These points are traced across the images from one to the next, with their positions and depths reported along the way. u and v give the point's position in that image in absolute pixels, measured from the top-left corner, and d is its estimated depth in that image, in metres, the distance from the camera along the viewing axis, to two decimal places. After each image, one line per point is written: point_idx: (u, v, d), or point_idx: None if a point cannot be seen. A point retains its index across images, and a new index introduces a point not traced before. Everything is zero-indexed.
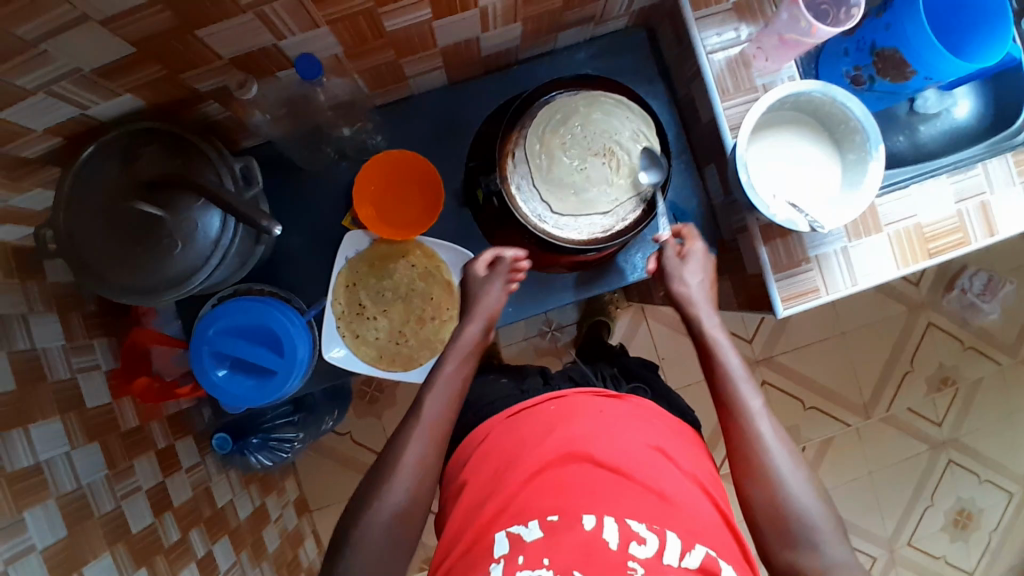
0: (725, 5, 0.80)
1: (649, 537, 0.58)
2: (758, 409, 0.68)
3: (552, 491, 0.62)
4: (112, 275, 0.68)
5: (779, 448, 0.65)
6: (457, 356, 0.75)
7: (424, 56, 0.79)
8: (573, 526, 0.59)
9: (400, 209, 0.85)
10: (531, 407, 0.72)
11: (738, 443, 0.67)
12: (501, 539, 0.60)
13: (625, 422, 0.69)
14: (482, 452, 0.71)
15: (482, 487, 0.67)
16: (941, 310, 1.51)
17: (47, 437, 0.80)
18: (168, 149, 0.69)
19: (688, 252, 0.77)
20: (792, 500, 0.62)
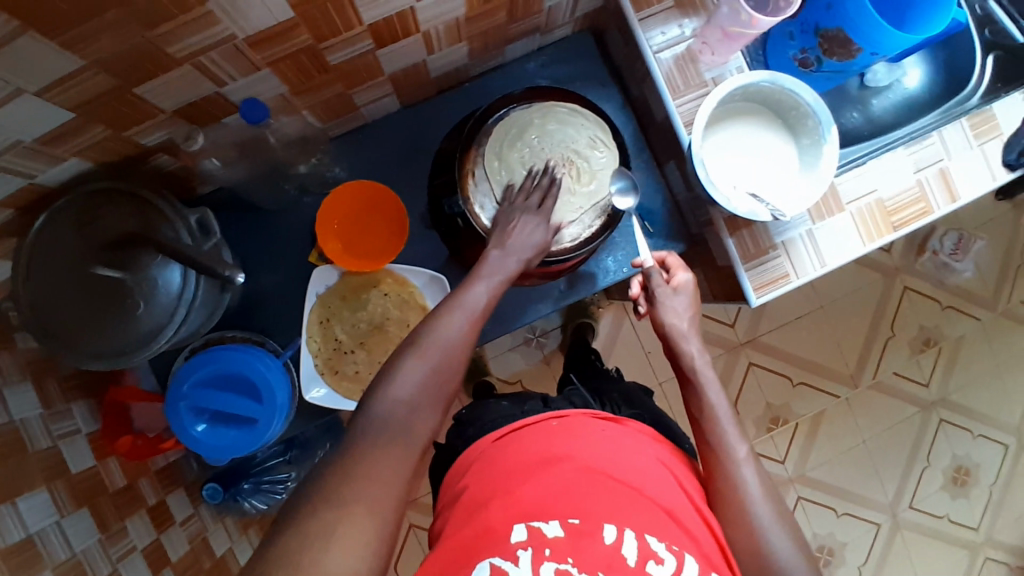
0: (666, 3, 0.80)
1: (668, 558, 0.57)
2: (743, 457, 0.67)
3: (572, 498, 0.60)
4: (78, 342, 0.67)
5: (758, 491, 0.65)
6: (469, 314, 0.62)
7: (373, 84, 0.79)
8: (596, 533, 0.57)
9: (367, 240, 0.85)
10: (533, 424, 0.72)
11: (717, 482, 0.66)
12: (519, 529, 0.58)
13: (631, 446, 0.69)
14: (484, 465, 0.69)
15: (484, 492, 0.65)
16: (917, 273, 1.53)
17: (35, 508, 0.78)
18: (124, 208, 0.68)
19: (677, 284, 0.76)
20: (773, 546, 0.62)
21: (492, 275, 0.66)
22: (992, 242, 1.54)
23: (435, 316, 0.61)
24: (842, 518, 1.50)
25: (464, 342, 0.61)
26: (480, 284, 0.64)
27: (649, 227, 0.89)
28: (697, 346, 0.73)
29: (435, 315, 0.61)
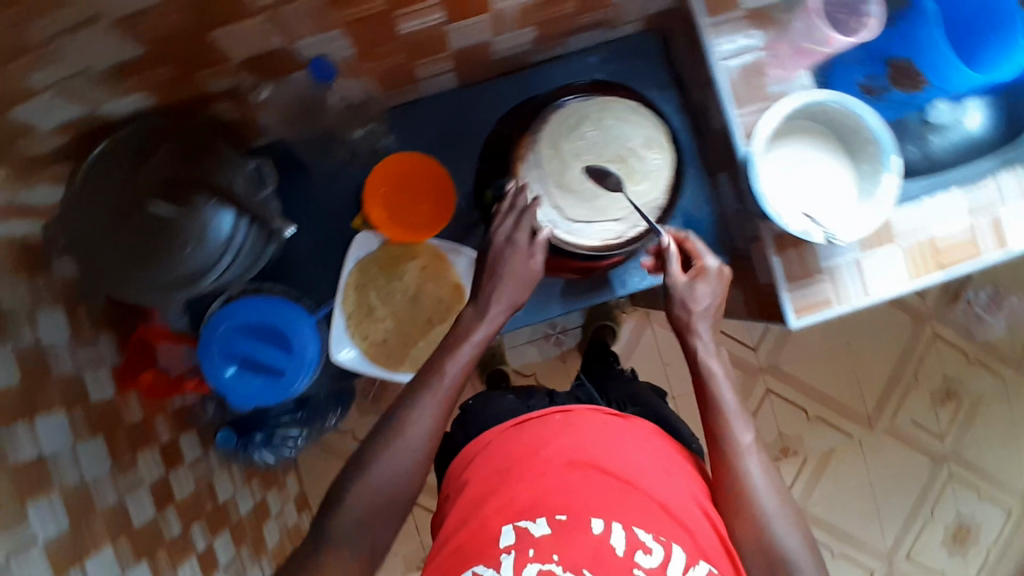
0: (738, 12, 0.80)
1: (655, 547, 0.58)
2: (747, 445, 0.67)
3: (560, 495, 0.61)
4: (122, 276, 0.66)
5: (767, 488, 0.65)
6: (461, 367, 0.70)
7: (438, 57, 0.77)
8: (583, 528, 0.59)
9: (412, 211, 0.85)
10: (538, 418, 0.71)
11: (723, 481, 0.66)
12: (507, 530, 0.59)
13: (630, 438, 0.69)
14: (479, 458, 0.70)
15: (481, 486, 0.66)
16: (948, 323, 1.51)
17: (52, 430, 0.80)
18: (181, 151, 0.69)
19: (700, 270, 0.72)
20: (780, 546, 0.62)
21: (490, 318, 0.72)
22: None
23: (429, 376, 0.69)
24: (835, 558, 1.49)
25: (454, 388, 0.70)
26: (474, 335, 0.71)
27: (694, 236, 0.88)
28: (706, 340, 0.72)
29: (423, 381, 0.69)
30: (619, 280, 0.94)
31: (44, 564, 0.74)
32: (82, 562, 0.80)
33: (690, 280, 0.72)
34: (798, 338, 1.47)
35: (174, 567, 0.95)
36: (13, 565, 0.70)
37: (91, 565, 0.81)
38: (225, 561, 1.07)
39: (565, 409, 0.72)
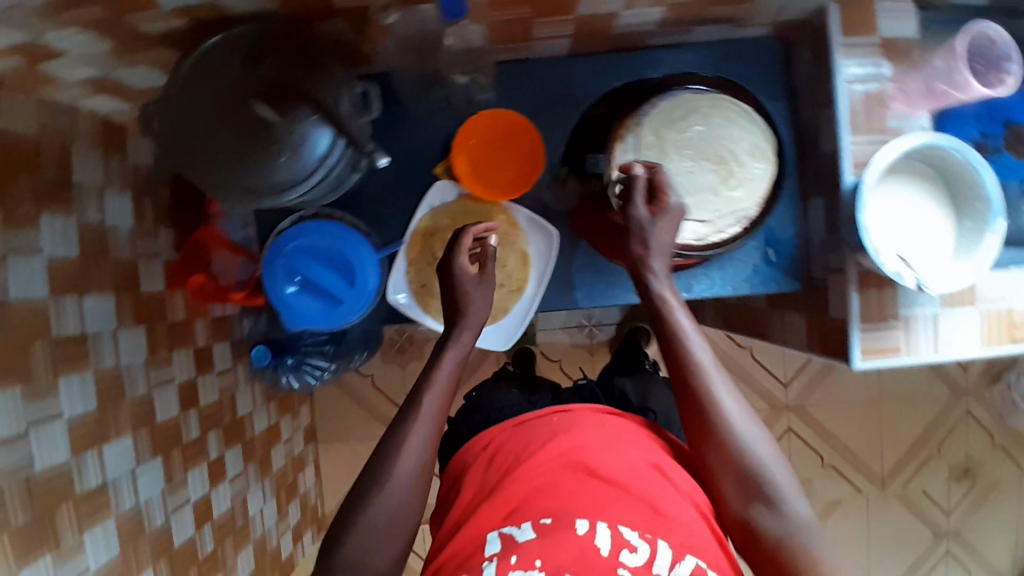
0: (873, 39, 0.77)
1: (640, 546, 0.62)
2: (713, 372, 0.68)
3: (548, 498, 0.67)
4: (212, 167, 0.67)
5: (738, 414, 0.66)
6: (437, 395, 0.69)
7: (557, 21, 0.73)
8: (568, 528, 0.63)
9: (496, 170, 0.83)
10: (538, 419, 0.80)
11: (691, 409, 0.67)
12: (494, 538, 0.65)
13: (622, 438, 0.75)
14: (487, 459, 0.79)
15: (482, 487, 0.75)
16: (983, 402, 1.47)
17: (98, 311, 0.84)
18: (293, 57, 0.67)
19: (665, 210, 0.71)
20: (753, 464, 0.64)
21: (457, 345, 0.72)
22: None
23: (409, 404, 0.69)
24: None
25: (442, 398, 0.69)
26: (442, 366, 0.71)
27: (773, 255, 0.87)
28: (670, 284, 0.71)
29: (402, 417, 0.68)
30: (683, 285, 0.87)
31: (63, 439, 0.76)
32: (101, 445, 0.82)
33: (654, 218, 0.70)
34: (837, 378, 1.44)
35: (184, 468, 0.97)
36: (32, 434, 0.71)
37: (109, 449, 0.83)
38: (232, 475, 1.09)
39: (564, 410, 0.81)
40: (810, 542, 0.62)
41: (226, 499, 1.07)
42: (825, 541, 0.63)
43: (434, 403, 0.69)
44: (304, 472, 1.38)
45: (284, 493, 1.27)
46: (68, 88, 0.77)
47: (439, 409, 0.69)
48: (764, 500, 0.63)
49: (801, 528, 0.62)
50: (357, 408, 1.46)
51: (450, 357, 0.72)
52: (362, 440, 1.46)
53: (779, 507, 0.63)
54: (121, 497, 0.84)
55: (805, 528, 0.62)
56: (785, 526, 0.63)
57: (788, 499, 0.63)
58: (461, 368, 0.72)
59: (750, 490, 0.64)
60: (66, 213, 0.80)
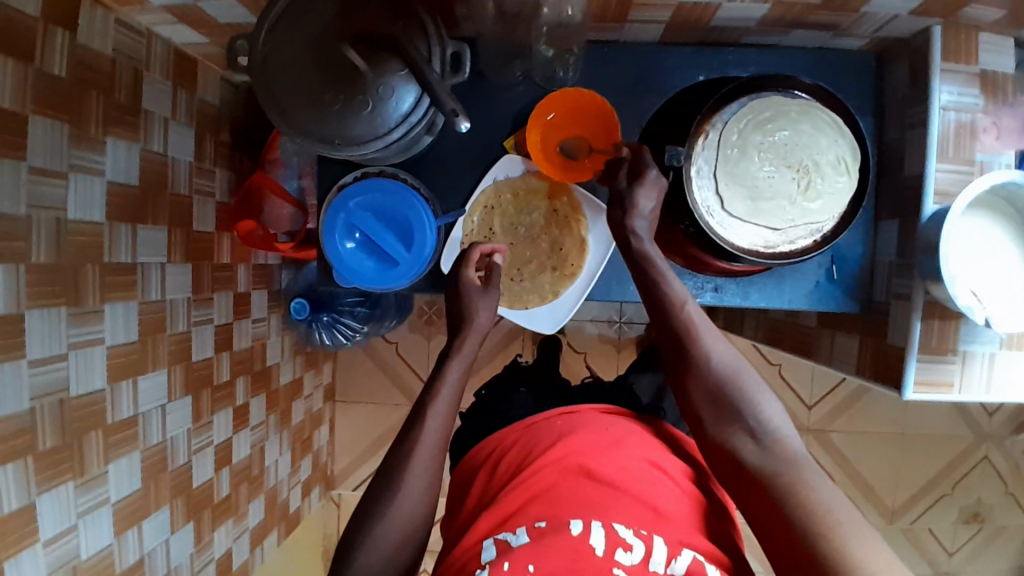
0: (972, 68, 0.75)
1: (636, 544, 0.61)
2: (699, 321, 0.70)
3: (544, 504, 0.66)
4: (294, 110, 0.66)
5: (723, 353, 0.68)
6: (445, 402, 0.70)
7: (660, 4, 0.72)
8: (561, 530, 0.62)
9: (569, 151, 0.82)
10: (542, 422, 0.80)
11: (675, 351, 0.70)
12: (489, 545, 0.64)
13: (623, 439, 0.74)
14: (493, 465, 0.78)
15: (487, 497, 0.74)
16: (1004, 449, 1.45)
17: (149, 242, 0.83)
18: (390, 10, 0.65)
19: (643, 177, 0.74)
20: (728, 388, 0.66)
21: (462, 355, 0.73)
22: None
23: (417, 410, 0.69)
24: None
25: (447, 406, 0.70)
26: (449, 376, 0.71)
27: (836, 272, 0.85)
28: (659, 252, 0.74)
29: (412, 418, 0.68)
30: (738, 292, 0.87)
31: (102, 366, 0.76)
32: (137, 377, 0.82)
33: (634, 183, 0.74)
34: (870, 400, 1.43)
35: (212, 410, 0.97)
36: (71, 356, 0.71)
37: (144, 381, 0.83)
38: (254, 423, 1.09)
39: (568, 415, 0.81)
40: (800, 470, 0.59)
41: (246, 446, 1.07)
42: (819, 473, 0.59)
43: (441, 410, 0.69)
44: (319, 429, 1.37)
45: (299, 447, 1.27)
46: (150, 12, 0.76)
47: (448, 415, 0.69)
48: (744, 428, 0.63)
49: (785, 458, 0.61)
50: (379, 373, 1.46)
51: (455, 367, 0.72)
52: (378, 406, 1.46)
53: (761, 436, 0.63)
54: (150, 430, 0.84)
55: (789, 458, 0.61)
56: (767, 457, 0.61)
57: (768, 424, 0.63)
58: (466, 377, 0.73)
59: (726, 412, 0.65)
60: (131, 139, 0.79)
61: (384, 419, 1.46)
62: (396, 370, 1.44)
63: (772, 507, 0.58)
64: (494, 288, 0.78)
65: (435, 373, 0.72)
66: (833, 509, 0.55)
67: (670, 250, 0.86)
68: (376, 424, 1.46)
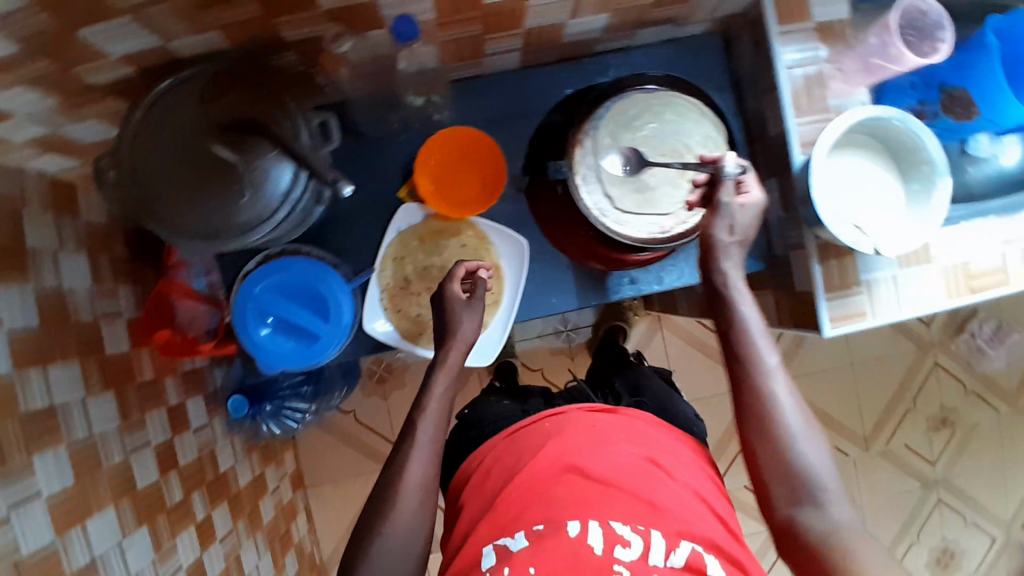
0: (808, 24, 0.79)
1: (634, 539, 0.65)
2: (772, 365, 0.70)
3: (540, 506, 0.68)
4: (175, 216, 0.66)
5: (787, 401, 0.69)
6: (433, 421, 0.73)
7: (508, 35, 0.76)
8: (558, 533, 0.65)
9: (460, 187, 0.83)
10: (529, 426, 0.80)
11: (747, 395, 0.70)
12: (490, 552, 0.67)
13: (614, 435, 0.76)
14: (484, 473, 0.78)
15: (482, 502, 0.75)
16: (950, 352, 1.52)
17: (64, 381, 0.80)
18: (249, 94, 0.66)
19: (744, 197, 0.71)
20: (800, 458, 0.67)
21: (445, 369, 0.75)
22: None
23: (406, 431, 0.72)
24: None
25: (438, 418, 0.73)
26: (434, 390, 0.74)
27: None
28: (735, 260, 0.72)
29: (402, 442, 0.72)
30: (653, 278, 0.90)
31: (46, 520, 0.72)
32: (85, 520, 0.78)
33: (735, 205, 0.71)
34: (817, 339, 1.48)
35: (172, 534, 0.93)
36: (13, 518, 0.68)
37: (93, 524, 0.79)
38: (222, 534, 1.04)
39: (556, 413, 0.81)
40: (849, 545, 0.63)
41: (219, 560, 1.02)
42: (868, 544, 0.63)
43: (429, 427, 0.72)
44: (297, 519, 1.33)
45: (279, 545, 1.22)
46: None
47: (436, 430, 0.73)
48: (810, 501, 0.66)
49: (838, 529, 0.65)
50: (343, 446, 1.43)
51: (439, 383, 0.75)
52: (353, 479, 1.43)
53: (824, 508, 0.66)
54: (111, 571, 0.80)
55: (846, 529, 0.65)
56: (823, 525, 0.65)
57: (824, 491, 0.66)
58: (454, 389, 0.76)
59: (799, 491, 0.67)
60: (23, 281, 0.77)
61: (363, 489, 1.42)
62: (361, 438, 1.42)
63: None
64: (479, 300, 0.78)
65: (422, 389, 0.75)
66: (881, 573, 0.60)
67: (584, 258, 0.87)
68: (356, 497, 1.43)
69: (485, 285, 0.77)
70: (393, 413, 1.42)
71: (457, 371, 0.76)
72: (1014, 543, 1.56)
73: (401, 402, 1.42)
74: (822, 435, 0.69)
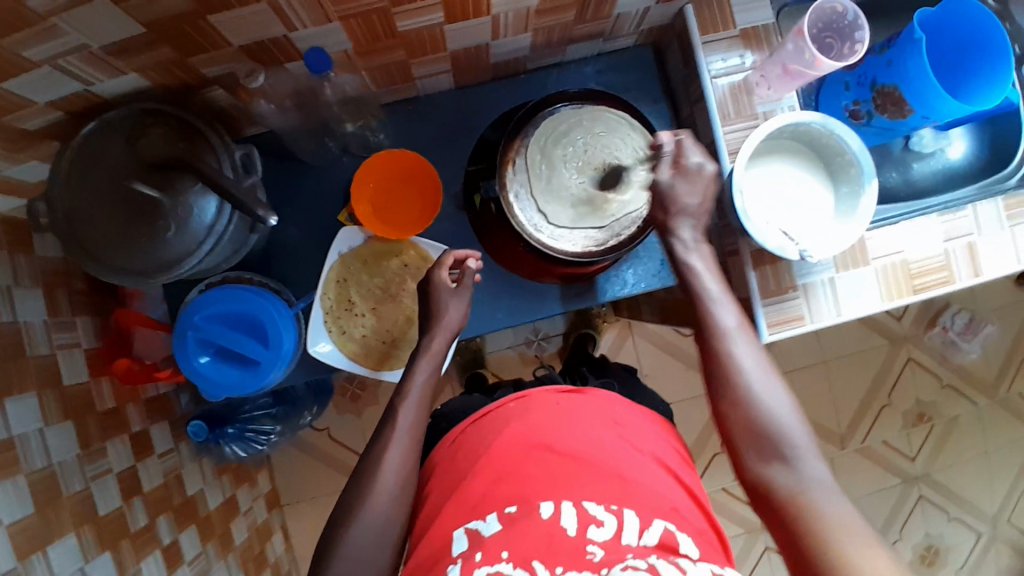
0: (732, 32, 0.82)
1: (607, 519, 0.64)
2: (733, 330, 0.70)
3: (511, 487, 0.67)
4: (106, 255, 0.68)
5: (749, 362, 0.69)
6: (412, 409, 0.74)
7: (435, 59, 0.78)
8: (531, 515, 0.64)
9: (398, 210, 0.84)
10: (496, 409, 0.76)
11: (712, 360, 0.70)
12: (459, 536, 0.65)
13: (584, 412, 0.75)
14: (452, 456, 0.75)
15: (448, 486, 0.72)
16: (923, 346, 1.52)
17: (21, 412, 0.80)
18: (173, 132, 0.69)
19: (685, 165, 0.72)
20: (768, 415, 0.66)
21: (429, 356, 0.78)
22: (1004, 329, 1.52)
23: (387, 418, 0.74)
24: None
25: (422, 402, 0.76)
26: (417, 375, 0.77)
27: None
28: (688, 238, 0.74)
29: (381, 429, 0.73)
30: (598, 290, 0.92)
31: (6, 549, 0.73)
32: (46, 546, 0.78)
33: (675, 173, 0.73)
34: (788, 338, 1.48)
35: (137, 559, 0.92)
36: None
37: (54, 550, 0.79)
38: (191, 558, 1.05)
39: (520, 394, 0.78)
40: (820, 499, 0.62)
41: None
42: (842, 504, 0.62)
43: (410, 414, 0.74)
44: (272, 539, 1.35)
45: (253, 565, 1.24)
46: None
47: (416, 418, 0.74)
48: (780, 457, 0.65)
49: (812, 484, 0.63)
50: (319, 465, 1.45)
51: (423, 369, 0.78)
52: (330, 496, 1.45)
53: (796, 465, 0.64)
54: None
55: (817, 486, 0.63)
56: (796, 481, 0.64)
57: (796, 447, 0.65)
58: (435, 377, 0.78)
59: (767, 448, 0.66)
60: None
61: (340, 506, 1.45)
62: (336, 456, 1.45)
63: (793, 536, 0.61)
64: (465, 288, 0.80)
65: (403, 381, 0.77)
66: (850, 530, 0.59)
67: (537, 274, 0.88)
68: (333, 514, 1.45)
69: (472, 275, 0.79)
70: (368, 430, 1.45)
71: (442, 358, 0.79)
72: (1001, 537, 1.55)
73: (375, 417, 1.46)
74: (791, 392, 0.68)
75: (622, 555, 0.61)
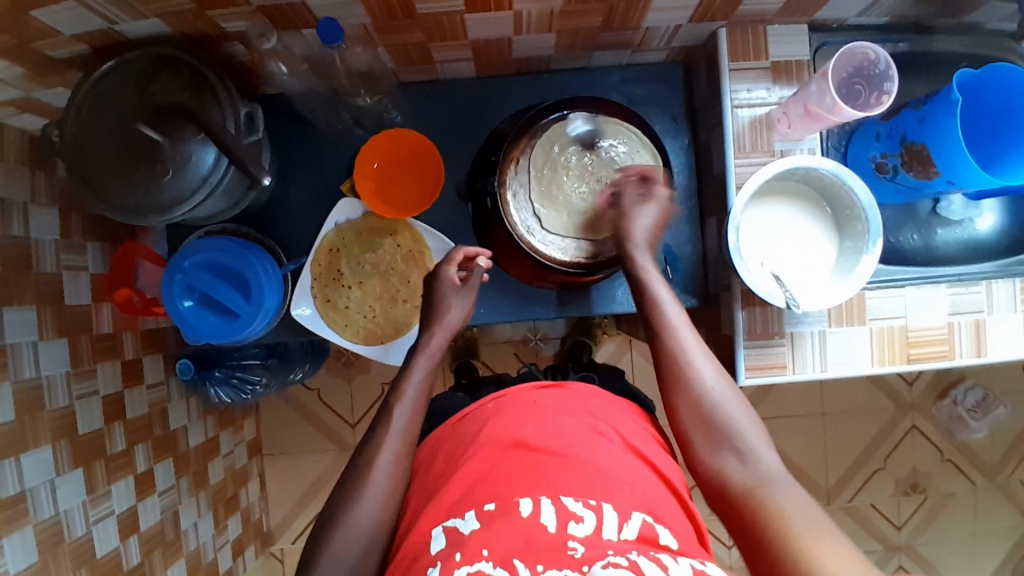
0: (762, 63, 0.80)
1: (586, 515, 0.61)
2: (679, 323, 0.72)
3: (487, 487, 0.65)
4: (104, 188, 0.70)
5: (696, 353, 0.70)
6: (408, 406, 0.74)
7: (455, 45, 0.78)
8: (510, 512, 0.61)
9: (399, 190, 0.85)
10: (470, 411, 0.77)
11: (659, 354, 0.72)
12: (438, 536, 0.62)
13: (562, 408, 0.74)
14: (430, 461, 0.75)
15: (430, 486, 0.71)
16: (929, 416, 1.46)
17: (18, 323, 0.83)
18: (184, 79, 0.71)
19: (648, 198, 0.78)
20: (719, 408, 0.68)
21: (426, 353, 0.79)
22: (1016, 413, 1.46)
23: (381, 417, 0.74)
24: None
25: (416, 401, 0.76)
26: (414, 375, 0.77)
27: (670, 272, 0.89)
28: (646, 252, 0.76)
29: (376, 428, 0.73)
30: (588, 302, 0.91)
31: None
32: (19, 454, 0.82)
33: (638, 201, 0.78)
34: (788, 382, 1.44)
35: (108, 480, 0.96)
36: None
37: (27, 459, 0.83)
38: (162, 489, 1.08)
39: (496, 395, 0.79)
40: (773, 486, 0.62)
41: (155, 513, 1.05)
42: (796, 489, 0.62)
43: (405, 414, 0.74)
44: (247, 485, 1.39)
45: (223, 507, 1.28)
46: None
47: (411, 417, 0.74)
48: (731, 448, 0.66)
49: (766, 475, 0.63)
50: (303, 422, 1.49)
51: (420, 366, 0.78)
52: (309, 455, 1.49)
53: (748, 456, 0.65)
54: (39, 507, 0.83)
55: (770, 474, 0.63)
56: (750, 472, 0.64)
57: (751, 445, 0.66)
58: (432, 375, 0.78)
59: (720, 438, 0.66)
60: None
61: (317, 466, 1.48)
62: (321, 416, 1.48)
63: (747, 524, 0.61)
64: (471, 286, 0.83)
65: (400, 375, 0.77)
66: (803, 514, 0.58)
67: (531, 278, 0.87)
68: (310, 472, 1.49)
69: (480, 272, 0.81)
70: (355, 397, 1.48)
71: (438, 358, 0.79)
72: None
73: (364, 386, 1.48)
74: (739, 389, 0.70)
75: (603, 550, 0.57)
